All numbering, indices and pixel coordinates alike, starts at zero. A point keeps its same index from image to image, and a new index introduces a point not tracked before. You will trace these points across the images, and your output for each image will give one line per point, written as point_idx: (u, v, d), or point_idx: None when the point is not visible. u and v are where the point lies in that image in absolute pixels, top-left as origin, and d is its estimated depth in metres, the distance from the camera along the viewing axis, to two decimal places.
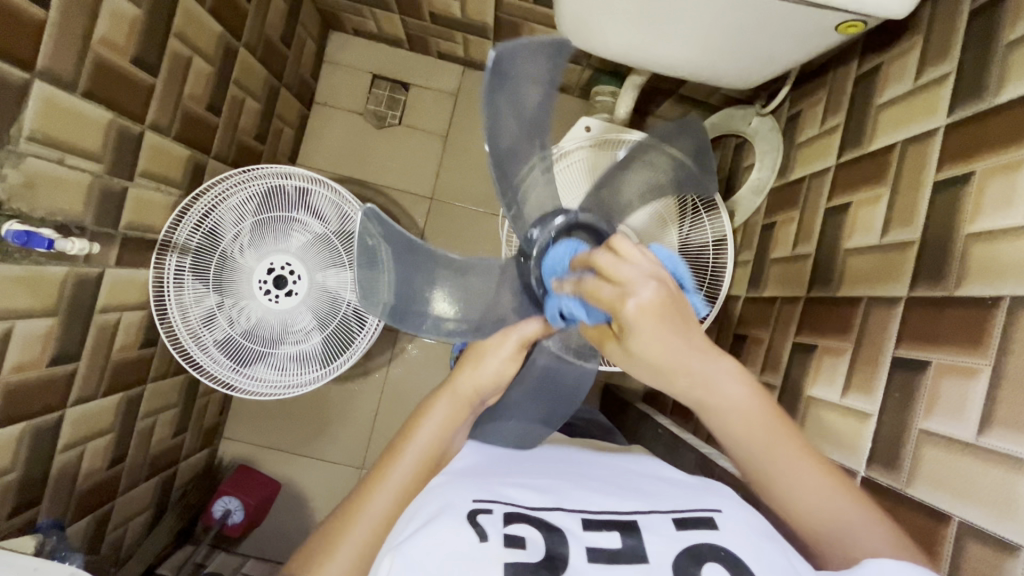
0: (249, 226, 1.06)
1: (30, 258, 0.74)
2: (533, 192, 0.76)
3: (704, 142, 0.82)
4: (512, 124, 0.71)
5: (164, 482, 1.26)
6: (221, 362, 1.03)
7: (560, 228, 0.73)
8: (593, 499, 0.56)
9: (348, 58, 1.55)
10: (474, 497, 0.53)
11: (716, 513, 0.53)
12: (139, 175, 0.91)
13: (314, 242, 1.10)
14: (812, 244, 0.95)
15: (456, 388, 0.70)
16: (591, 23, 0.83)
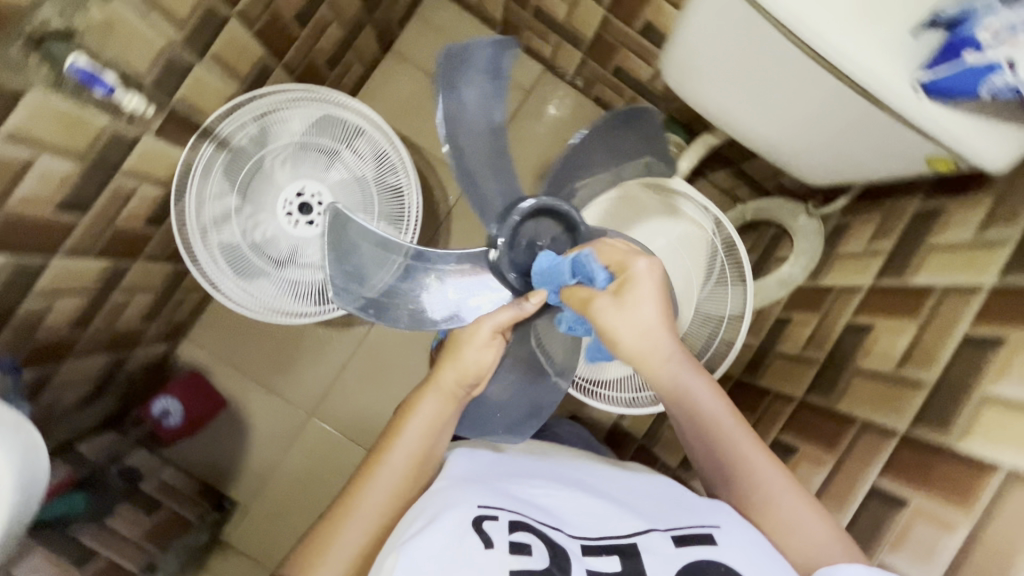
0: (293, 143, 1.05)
1: (78, 97, 0.71)
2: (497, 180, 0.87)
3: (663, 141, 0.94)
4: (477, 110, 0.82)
5: (115, 363, 1.21)
6: (222, 268, 1.02)
7: (527, 211, 0.86)
8: (600, 517, 0.62)
9: (438, 19, 1.54)
10: (478, 503, 0.58)
11: (712, 529, 0.61)
12: (210, 57, 0.89)
13: (351, 182, 1.09)
14: (822, 351, 0.97)
15: (441, 383, 0.72)
16: (696, 71, 0.84)
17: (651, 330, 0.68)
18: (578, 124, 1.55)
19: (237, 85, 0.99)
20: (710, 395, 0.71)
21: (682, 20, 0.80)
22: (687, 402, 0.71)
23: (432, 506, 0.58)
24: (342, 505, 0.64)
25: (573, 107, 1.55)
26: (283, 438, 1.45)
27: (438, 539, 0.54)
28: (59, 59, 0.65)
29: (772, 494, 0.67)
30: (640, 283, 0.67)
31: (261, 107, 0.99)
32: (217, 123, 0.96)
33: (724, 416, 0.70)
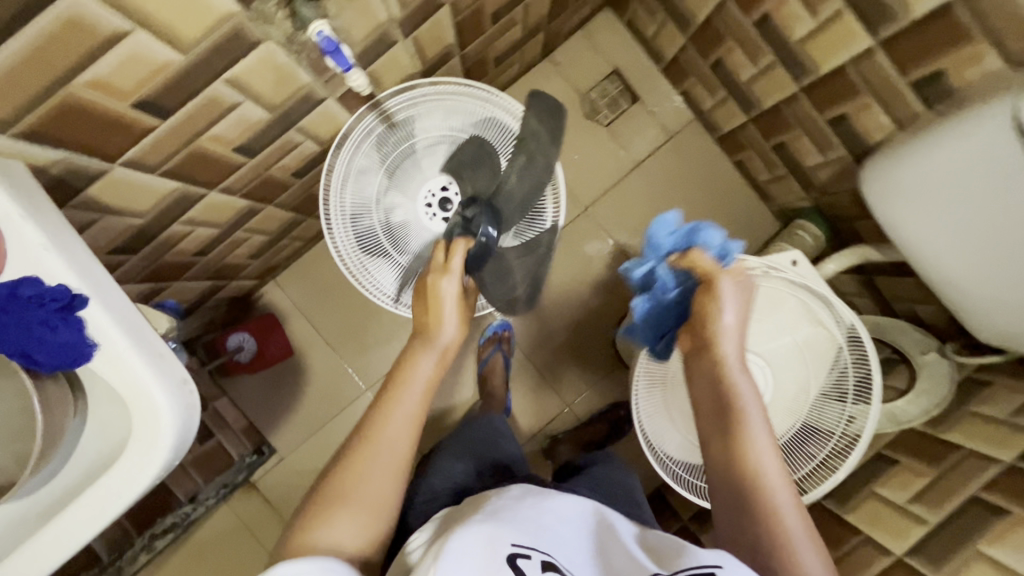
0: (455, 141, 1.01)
1: (298, 57, 0.70)
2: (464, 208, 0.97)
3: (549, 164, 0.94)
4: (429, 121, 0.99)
5: (211, 290, 1.22)
6: (348, 241, 1.01)
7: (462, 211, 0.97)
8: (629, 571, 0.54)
9: (604, 40, 1.49)
10: (514, 541, 0.53)
11: (718, 567, 0.50)
12: (412, 38, 0.87)
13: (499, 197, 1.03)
14: (935, 514, 0.90)
15: (434, 346, 0.81)
16: (906, 198, 0.81)
17: (727, 338, 0.73)
18: (711, 183, 1.50)
19: (419, 66, 0.98)
20: (751, 400, 0.70)
21: (933, 125, 0.75)
22: (731, 405, 0.70)
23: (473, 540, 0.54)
24: (336, 484, 0.69)
25: (711, 165, 1.49)
26: (335, 401, 1.46)
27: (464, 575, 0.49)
28: (306, 27, 0.64)
29: (798, 535, 0.60)
30: (726, 290, 0.75)
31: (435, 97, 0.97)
32: (389, 98, 0.96)
33: (761, 435, 0.67)
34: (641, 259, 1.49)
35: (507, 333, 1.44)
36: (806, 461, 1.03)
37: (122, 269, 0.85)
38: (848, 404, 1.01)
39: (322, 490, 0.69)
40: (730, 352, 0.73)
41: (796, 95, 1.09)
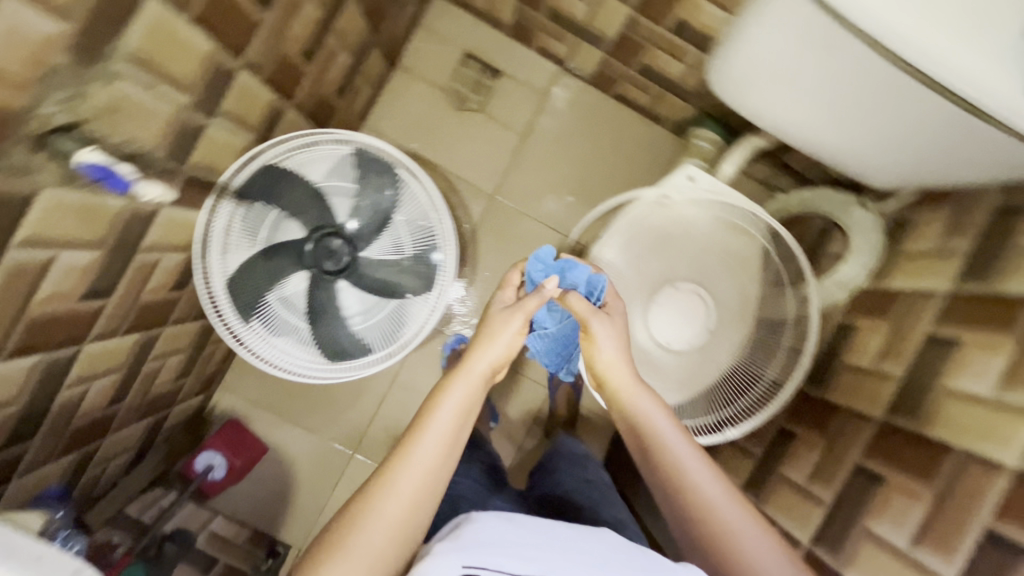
0: (316, 194, 0.95)
1: (92, 186, 0.66)
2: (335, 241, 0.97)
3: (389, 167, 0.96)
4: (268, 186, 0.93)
5: (153, 425, 1.18)
6: (249, 327, 0.96)
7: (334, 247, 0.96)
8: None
9: (445, 28, 1.44)
10: (464, 563, 0.54)
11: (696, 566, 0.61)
12: (221, 114, 0.83)
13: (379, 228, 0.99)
14: (901, 366, 0.90)
15: (469, 371, 0.77)
16: (750, 88, 0.79)
17: (617, 371, 0.83)
18: (600, 126, 1.47)
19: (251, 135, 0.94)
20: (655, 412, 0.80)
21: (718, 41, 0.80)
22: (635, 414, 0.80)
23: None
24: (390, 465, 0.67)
25: (595, 107, 1.47)
26: (324, 478, 1.43)
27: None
28: (70, 156, 0.61)
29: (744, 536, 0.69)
30: (601, 331, 0.84)
31: (274, 157, 0.93)
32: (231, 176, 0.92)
33: (677, 443, 0.77)
34: (563, 225, 1.47)
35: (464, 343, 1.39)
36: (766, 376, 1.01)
37: (27, 455, 0.81)
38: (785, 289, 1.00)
39: (370, 483, 0.66)
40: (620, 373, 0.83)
41: None
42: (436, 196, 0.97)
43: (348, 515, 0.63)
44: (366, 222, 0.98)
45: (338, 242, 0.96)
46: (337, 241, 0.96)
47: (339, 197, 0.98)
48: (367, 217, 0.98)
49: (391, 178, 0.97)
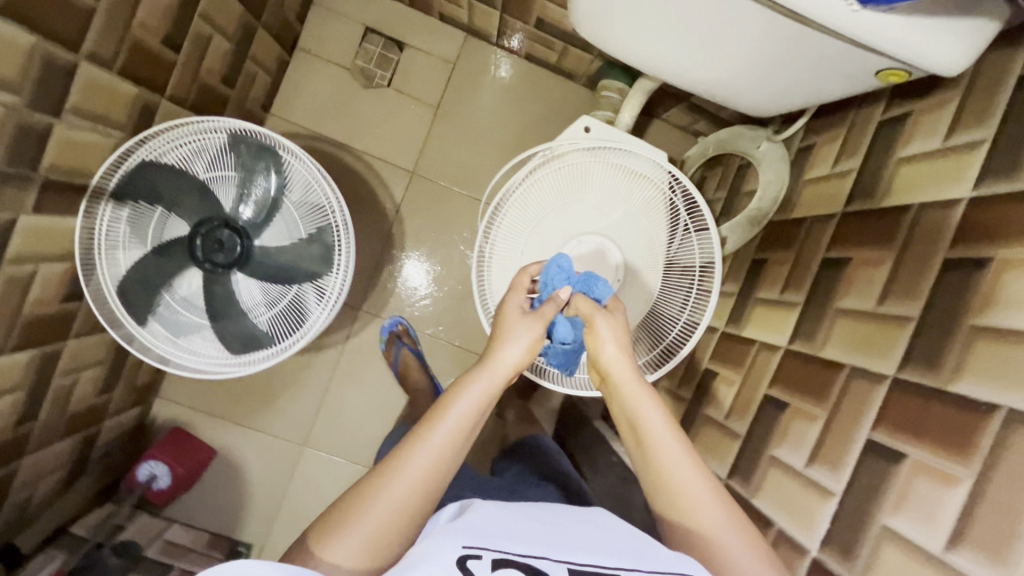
0: (198, 185, 0.92)
1: None
2: (225, 233, 0.94)
3: (269, 151, 0.94)
4: (144, 184, 0.90)
5: (83, 441, 1.17)
6: (149, 331, 0.94)
7: (225, 239, 0.94)
8: (600, 553, 0.53)
9: (341, 5, 1.40)
10: (463, 544, 0.50)
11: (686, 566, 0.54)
12: (69, 112, 0.80)
13: (270, 215, 0.97)
14: (802, 293, 0.89)
15: (495, 366, 0.70)
16: (609, 27, 0.75)
17: (621, 375, 0.73)
18: (513, 91, 1.44)
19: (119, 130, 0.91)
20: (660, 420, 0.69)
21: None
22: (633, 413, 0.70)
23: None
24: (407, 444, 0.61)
25: (507, 71, 1.43)
26: (271, 480, 1.43)
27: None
28: None
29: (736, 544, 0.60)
30: (604, 332, 0.75)
31: (146, 155, 0.90)
32: (104, 178, 0.89)
33: (695, 475, 0.65)
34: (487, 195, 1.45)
35: (402, 325, 1.36)
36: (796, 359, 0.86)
37: None
38: (690, 236, 0.99)
39: (382, 461, 0.61)
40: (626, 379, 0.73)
41: None
42: (319, 172, 0.95)
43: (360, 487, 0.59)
44: (257, 208, 0.96)
45: (229, 232, 0.94)
46: (228, 231, 0.94)
47: (225, 187, 0.96)
48: (256, 203, 0.96)
49: (276, 163, 0.95)
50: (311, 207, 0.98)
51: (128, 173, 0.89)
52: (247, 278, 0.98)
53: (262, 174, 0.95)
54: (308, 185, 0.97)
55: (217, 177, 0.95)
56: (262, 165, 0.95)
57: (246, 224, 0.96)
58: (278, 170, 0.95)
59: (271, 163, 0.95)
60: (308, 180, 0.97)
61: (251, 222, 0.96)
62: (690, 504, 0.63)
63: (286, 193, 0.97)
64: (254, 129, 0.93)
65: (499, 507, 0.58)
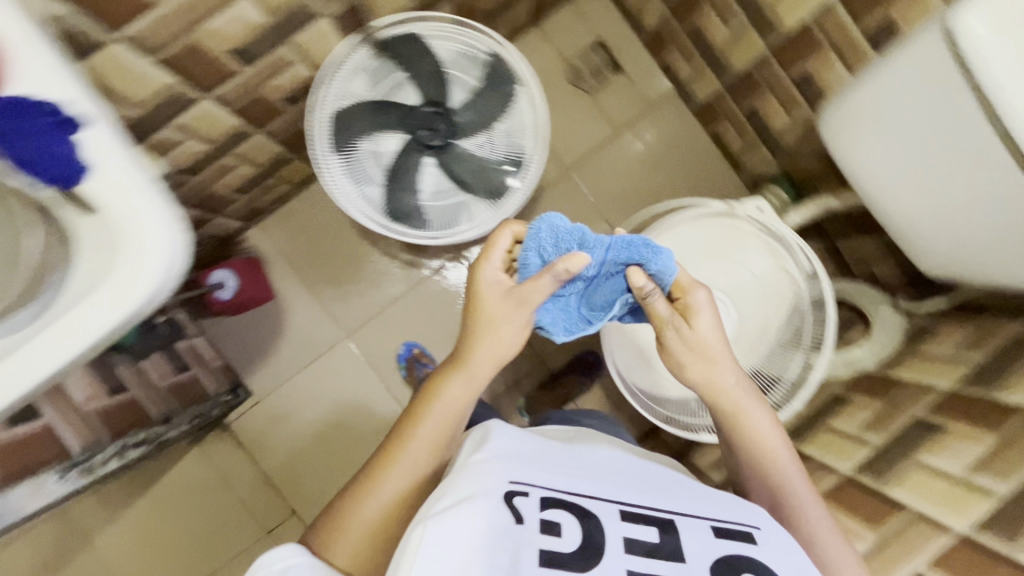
0: (437, 72, 1.04)
1: None
2: (441, 119, 1.04)
3: (512, 77, 1.06)
4: (406, 49, 1.03)
5: (194, 221, 1.24)
6: (335, 161, 1.05)
7: (438, 123, 1.04)
8: (641, 499, 0.70)
9: (590, 13, 1.56)
10: (510, 481, 0.67)
11: (756, 530, 0.68)
12: None
13: (481, 124, 1.06)
14: (881, 437, 0.95)
15: (472, 372, 0.82)
16: (867, 123, 0.85)
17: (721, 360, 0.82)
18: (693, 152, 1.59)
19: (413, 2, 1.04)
20: (769, 427, 0.83)
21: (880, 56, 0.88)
22: (735, 423, 0.83)
23: (455, 509, 0.62)
24: (382, 473, 0.75)
25: (690, 136, 1.56)
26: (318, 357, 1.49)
27: (473, 537, 0.60)
28: None
29: (836, 544, 0.74)
30: (690, 331, 0.81)
31: (418, 30, 1.03)
32: (380, 28, 1.02)
33: (811, 504, 0.78)
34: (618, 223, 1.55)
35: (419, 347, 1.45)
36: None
37: None
38: (795, 352, 1.08)
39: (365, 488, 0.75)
40: (733, 391, 0.82)
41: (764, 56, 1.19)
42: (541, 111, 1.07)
43: (349, 505, 0.73)
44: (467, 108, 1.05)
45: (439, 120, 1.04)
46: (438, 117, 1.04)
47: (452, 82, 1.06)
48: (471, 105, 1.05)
49: (511, 89, 1.06)
50: (515, 139, 1.09)
51: (399, 35, 1.02)
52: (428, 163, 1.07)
53: (494, 90, 1.05)
54: (522, 121, 1.08)
55: (459, 74, 1.06)
56: (500, 83, 1.05)
57: (459, 119, 1.05)
58: (509, 94, 1.06)
59: (507, 86, 1.06)
60: (525, 118, 1.08)
61: (464, 120, 1.06)
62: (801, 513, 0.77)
63: (503, 116, 1.07)
64: (502, 47, 1.05)
65: (518, 441, 0.75)
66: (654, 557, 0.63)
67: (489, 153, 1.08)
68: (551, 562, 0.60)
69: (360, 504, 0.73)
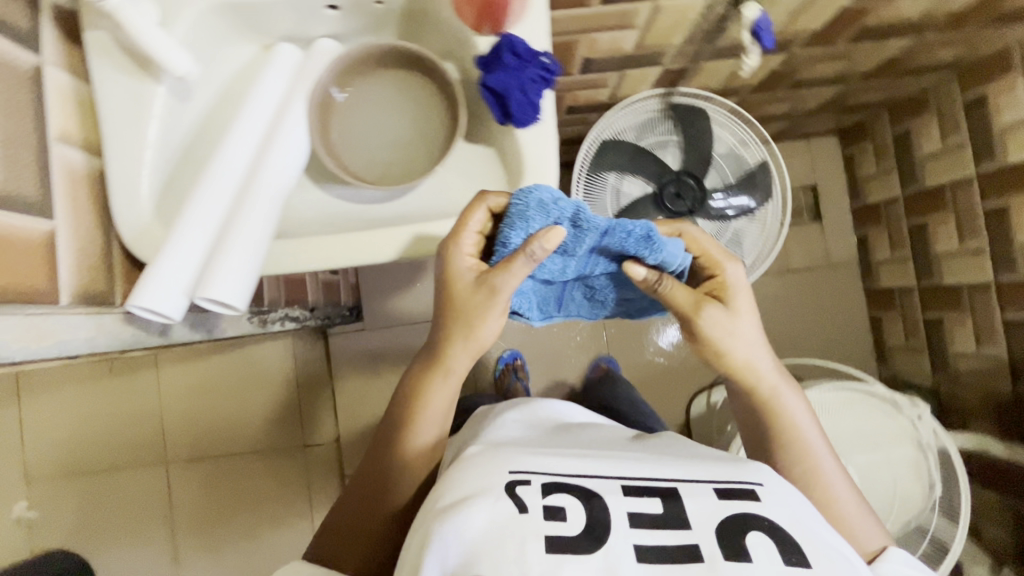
0: (709, 155, 1.11)
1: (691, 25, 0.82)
2: (691, 190, 1.10)
3: (767, 190, 1.12)
4: (695, 121, 1.10)
5: None
6: (584, 177, 1.11)
7: (688, 192, 1.10)
8: (638, 465, 0.56)
9: (818, 158, 1.60)
10: (509, 471, 0.54)
11: (758, 486, 0.54)
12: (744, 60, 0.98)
13: (720, 214, 1.12)
14: None
15: (451, 367, 0.66)
16: None
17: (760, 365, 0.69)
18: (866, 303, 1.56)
19: (725, 84, 1.09)
20: (761, 356, 0.69)
21: None
22: (773, 421, 0.69)
23: (457, 516, 0.49)
24: (398, 454, 0.67)
25: (851, 309, 1.57)
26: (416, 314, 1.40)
27: (480, 534, 0.48)
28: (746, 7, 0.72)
29: (834, 472, 0.67)
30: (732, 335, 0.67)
31: (711, 111, 1.11)
32: (685, 93, 1.10)
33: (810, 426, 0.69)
34: None
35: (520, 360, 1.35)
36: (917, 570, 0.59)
37: None
38: None
39: (384, 468, 0.67)
40: (766, 373, 0.69)
41: (986, 281, 1.19)
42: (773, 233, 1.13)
43: (374, 488, 0.67)
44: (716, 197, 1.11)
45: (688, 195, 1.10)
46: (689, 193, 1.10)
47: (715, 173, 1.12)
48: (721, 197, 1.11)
49: (760, 199, 1.12)
50: (739, 241, 1.13)
51: (696, 107, 1.10)
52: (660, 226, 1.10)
53: (746, 192, 1.12)
54: (754, 230, 1.13)
55: (724, 163, 1.12)
56: (754, 190, 1.12)
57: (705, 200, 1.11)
58: (756, 202, 1.12)
59: (758, 194, 1.12)
60: (757, 229, 1.13)
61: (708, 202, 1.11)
62: (783, 431, 0.69)
63: (741, 217, 1.12)
64: (768, 166, 1.12)
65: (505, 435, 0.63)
66: (665, 530, 0.50)
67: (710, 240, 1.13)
68: (558, 549, 0.47)
69: (390, 483, 0.67)
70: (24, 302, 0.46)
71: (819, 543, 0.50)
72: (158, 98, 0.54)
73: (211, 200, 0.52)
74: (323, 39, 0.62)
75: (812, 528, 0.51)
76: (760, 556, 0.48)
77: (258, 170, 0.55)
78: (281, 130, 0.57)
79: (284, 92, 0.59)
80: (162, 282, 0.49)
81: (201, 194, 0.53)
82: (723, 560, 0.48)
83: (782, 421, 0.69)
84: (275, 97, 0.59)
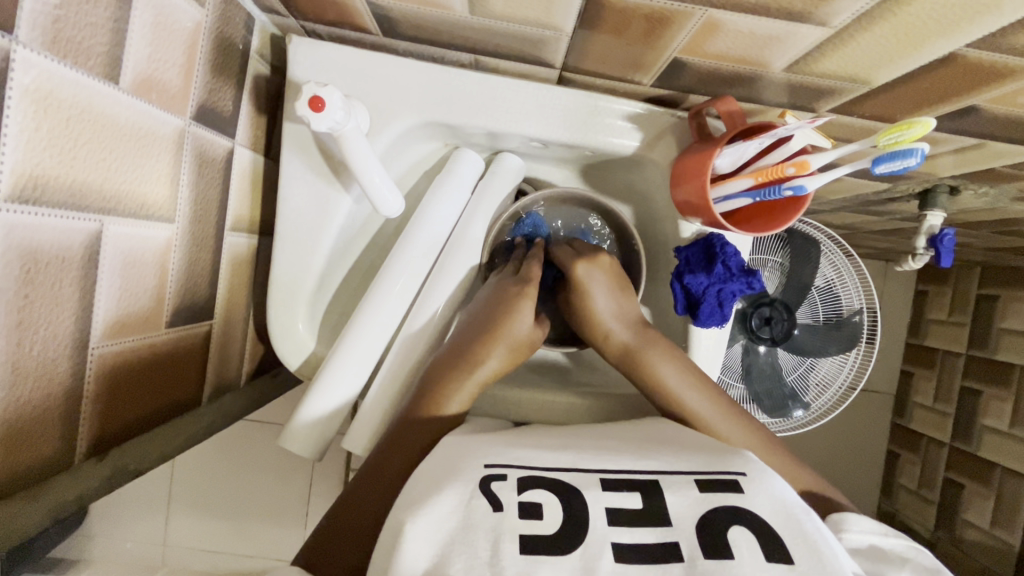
0: (805, 292, 0.72)
1: (855, 200, 0.79)
2: (774, 332, 0.72)
3: (857, 348, 0.73)
4: (800, 250, 0.71)
5: None
6: None
7: (760, 341, 0.73)
8: (615, 456, 0.40)
9: None
10: (484, 463, 0.38)
11: (742, 477, 0.37)
12: (880, 231, 0.94)
13: (799, 368, 0.74)
14: None
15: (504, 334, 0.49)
16: None
17: (653, 360, 0.50)
18: (940, 437, 1.07)
19: (847, 236, 1.06)
20: (611, 317, 0.52)
21: None
22: (657, 388, 0.49)
23: (420, 513, 0.34)
24: (476, 358, 0.47)
25: None
26: None
27: (442, 532, 0.33)
28: (928, 208, 0.65)
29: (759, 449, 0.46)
30: (600, 297, 0.52)
31: (824, 237, 0.71)
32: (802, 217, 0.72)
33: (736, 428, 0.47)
34: None
35: None
36: (894, 561, 0.39)
37: None
38: None
39: (449, 364, 0.47)
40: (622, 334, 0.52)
41: None
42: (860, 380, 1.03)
43: (430, 390, 0.46)
44: (821, 340, 0.73)
45: (799, 333, 0.73)
46: (791, 329, 0.72)
47: (830, 308, 0.73)
48: (828, 344, 0.73)
49: (845, 359, 0.74)
50: (824, 406, 0.75)
51: (810, 233, 0.70)
52: (739, 366, 0.73)
53: (837, 348, 0.73)
54: (838, 395, 0.75)
55: (831, 305, 0.72)
56: (846, 345, 0.73)
57: (784, 347, 0.73)
58: (850, 361, 0.73)
59: (853, 349, 0.73)
60: (838, 395, 0.75)
61: (793, 350, 0.73)
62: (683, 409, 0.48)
63: (837, 374, 0.74)
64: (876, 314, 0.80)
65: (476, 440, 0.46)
66: (640, 527, 0.34)
67: (791, 399, 0.74)
68: (533, 549, 0.33)
69: (453, 386, 0.46)
70: (162, 417, 0.44)
71: (817, 537, 0.33)
72: (342, 209, 0.50)
73: (370, 339, 0.51)
74: (509, 154, 0.56)
75: (812, 521, 0.34)
76: (742, 550, 0.32)
77: (420, 299, 0.52)
78: (448, 264, 0.53)
79: (455, 212, 0.54)
80: (304, 431, 0.50)
81: (360, 329, 0.51)
82: (704, 558, 0.32)
83: (676, 389, 0.48)
84: (449, 219, 0.54)
